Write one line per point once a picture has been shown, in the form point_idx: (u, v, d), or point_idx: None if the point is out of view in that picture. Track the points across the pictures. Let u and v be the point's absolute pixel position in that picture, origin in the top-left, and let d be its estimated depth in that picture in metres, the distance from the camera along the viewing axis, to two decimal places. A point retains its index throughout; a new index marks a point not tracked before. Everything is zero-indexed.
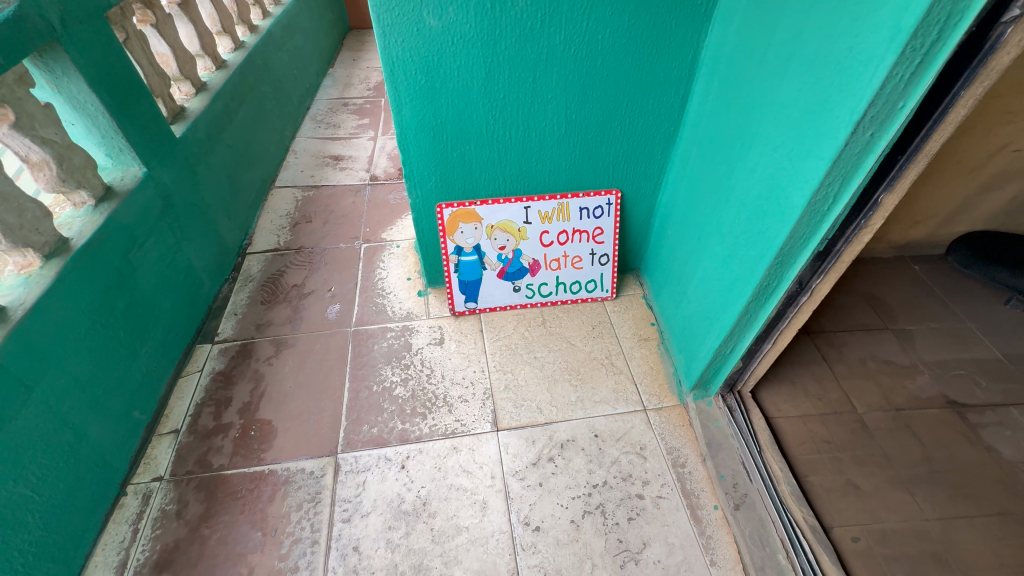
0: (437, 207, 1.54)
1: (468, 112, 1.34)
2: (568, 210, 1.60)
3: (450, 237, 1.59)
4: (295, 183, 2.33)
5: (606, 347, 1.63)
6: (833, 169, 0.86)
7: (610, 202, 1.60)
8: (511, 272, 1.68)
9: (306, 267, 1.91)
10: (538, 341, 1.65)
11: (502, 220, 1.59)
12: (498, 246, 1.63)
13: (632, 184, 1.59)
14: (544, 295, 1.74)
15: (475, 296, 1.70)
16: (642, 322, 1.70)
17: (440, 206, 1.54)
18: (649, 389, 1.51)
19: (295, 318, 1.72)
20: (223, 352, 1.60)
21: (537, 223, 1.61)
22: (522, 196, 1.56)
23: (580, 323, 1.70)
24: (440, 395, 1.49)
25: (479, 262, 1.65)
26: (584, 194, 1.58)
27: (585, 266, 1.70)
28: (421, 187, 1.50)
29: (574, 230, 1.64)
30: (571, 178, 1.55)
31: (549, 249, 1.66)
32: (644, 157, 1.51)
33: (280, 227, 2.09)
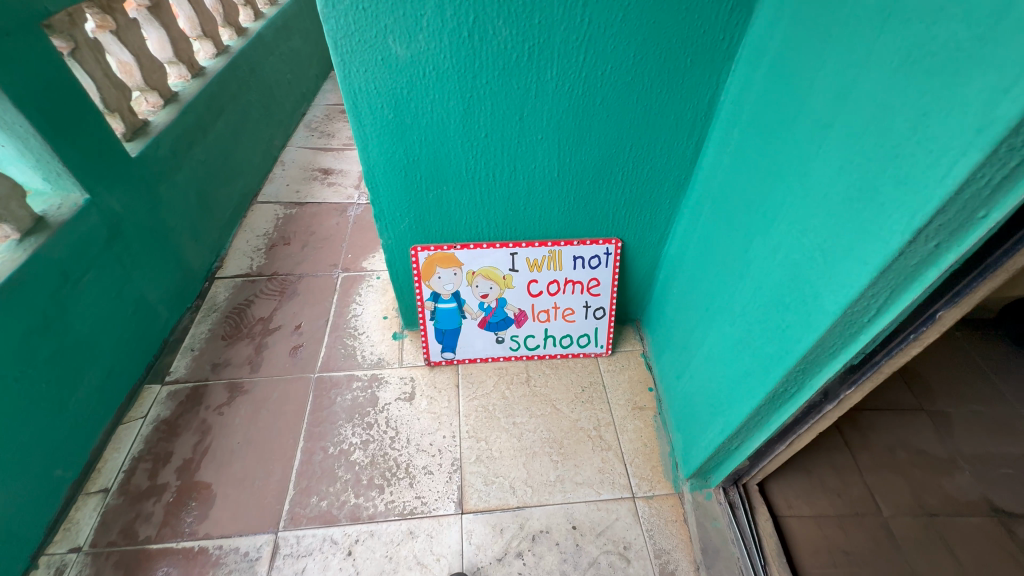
0: (412, 250, 1.37)
1: (445, 151, 1.16)
2: (561, 259, 1.41)
3: (426, 282, 1.42)
4: (279, 199, 2.18)
5: (595, 416, 1.44)
6: (881, 279, 0.66)
7: (609, 251, 1.41)
8: (494, 322, 1.50)
9: (276, 297, 1.76)
10: (520, 403, 1.46)
11: (485, 266, 1.41)
12: (479, 294, 1.45)
13: (635, 233, 1.39)
14: (531, 348, 1.55)
15: (454, 346, 1.53)
16: (639, 387, 1.50)
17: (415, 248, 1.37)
18: (640, 471, 1.32)
19: (256, 358, 1.56)
20: (172, 396, 1.46)
21: (525, 271, 1.43)
22: (509, 241, 1.38)
23: (568, 384, 1.51)
24: (402, 463, 1.33)
25: (459, 310, 1.47)
26: (579, 241, 1.39)
27: (577, 319, 1.51)
28: (394, 229, 1.33)
29: (566, 281, 1.45)
30: (564, 224, 1.36)
31: (538, 299, 1.47)
32: (649, 206, 1.32)
33: (254, 249, 1.94)
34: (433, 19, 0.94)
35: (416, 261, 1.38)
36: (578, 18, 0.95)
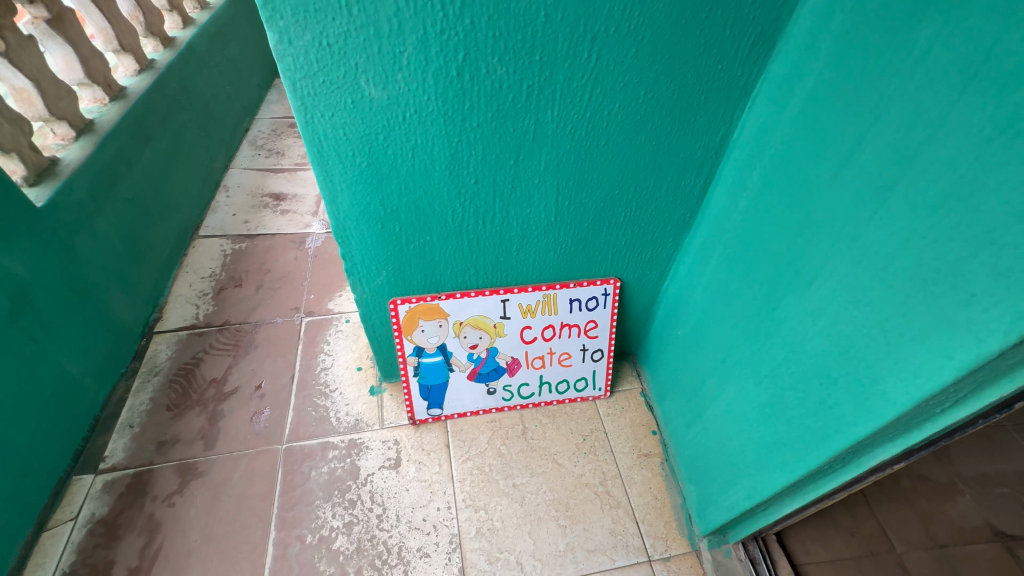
0: (390, 304, 1.21)
1: (429, 200, 1.01)
2: (556, 302, 1.29)
3: (407, 337, 1.26)
4: (224, 232, 1.93)
5: (600, 468, 1.34)
6: (969, 376, 0.58)
7: (608, 291, 1.30)
8: (484, 373, 1.36)
9: (230, 353, 1.54)
10: (518, 461, 1.34)
11: (473, 315, 1.27)
12: (468, 345, 1.31)
13: (634, 272, 1.29)
14: (525, 396, 1.43)
15: (440, 402, 1.38)
16: (642, 431, 1.42)
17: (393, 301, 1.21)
18: (653, 530, 1.23)
19: (211, 430, 1.36)
20: (109, 487, 1.23)
21: (517, 317, 1.30)
22: (499, 287, 1.24)
23: (567, 434, 1.40)
24: (393, 547, 1.17)
25: (445, 363, 1.32)
26: (576, 284, 1.27)
27: (574, 363, 1.40)
28: (370, 284, 1.17)
29: (562, 325, 1.33)
30: (559, 268, 1.24)
31: (532, 346, 1.35)
32: (651, 245, 1.21)
33: (199, 294, 1.70)
34: (416, 56, 0.79)
35: (396, 315, 1.22)
36: (584, 55, 0.82)
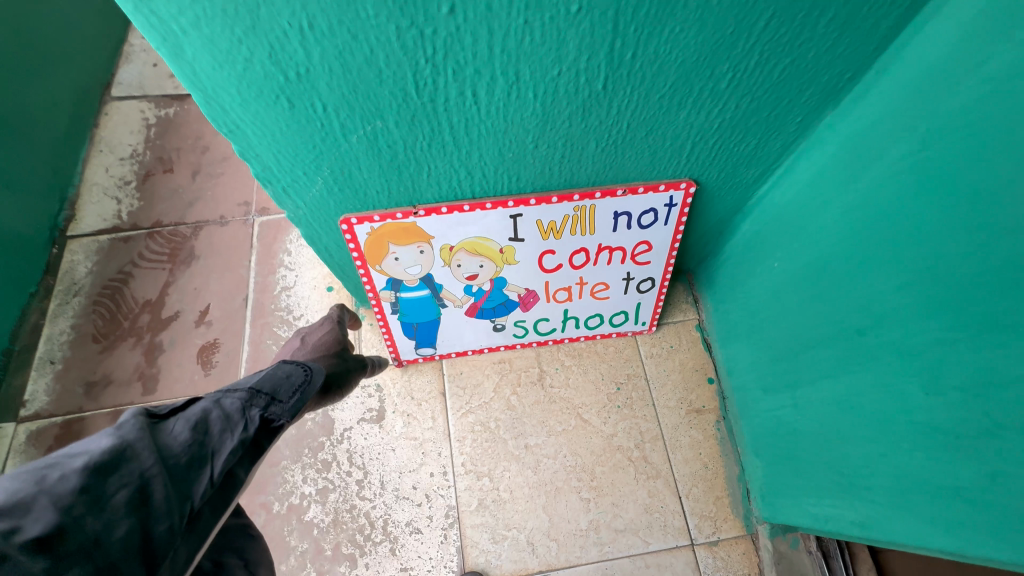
0: (342, 224, 0.80)
1: (366, 52, 0.54)
2: (594, 219, 0.85)
3: (375, 268, 0.87)
4: (144, 91, 1.43)
5: (636, 428, 1.05)
6: None
7: (676, 201, 0.85)
8: (488, 309, 1.00)
9: (164, 266, 1.20)
10: (532, 415, 1.05)
11: (469, 237, 0.85)
12: (464, 277, 0.91)
13: (720, 173, 0.82)
14: (543, 334, 1.08)
15: (431, 342, 1.05)
16: (695, 380, 1.09)
17: (345, 218, 0.79)
18: (700, 508, 0.98)
19: (149, 369, 1.09)
20: (35, 440, 1.02)
21: (535, 240, 0.87)
22: (507, 198, 0.80)
23: (597, 382, 1.08)
24: (377, 520, 0.97)
25: (434, 299, 0.95)
26: (627, 192, 0.82)
27: (612, 296, 1.02)
28: (302, 196, 0.75)
29: (601, 248, 0.91)
30: (603, 168, 0.78)
31: (554, 275, 0.95)
32: (760, 132, 0.73)
33: (119, 183, 1.30)
34: None
35: (352, 238, 0.82)
36: None
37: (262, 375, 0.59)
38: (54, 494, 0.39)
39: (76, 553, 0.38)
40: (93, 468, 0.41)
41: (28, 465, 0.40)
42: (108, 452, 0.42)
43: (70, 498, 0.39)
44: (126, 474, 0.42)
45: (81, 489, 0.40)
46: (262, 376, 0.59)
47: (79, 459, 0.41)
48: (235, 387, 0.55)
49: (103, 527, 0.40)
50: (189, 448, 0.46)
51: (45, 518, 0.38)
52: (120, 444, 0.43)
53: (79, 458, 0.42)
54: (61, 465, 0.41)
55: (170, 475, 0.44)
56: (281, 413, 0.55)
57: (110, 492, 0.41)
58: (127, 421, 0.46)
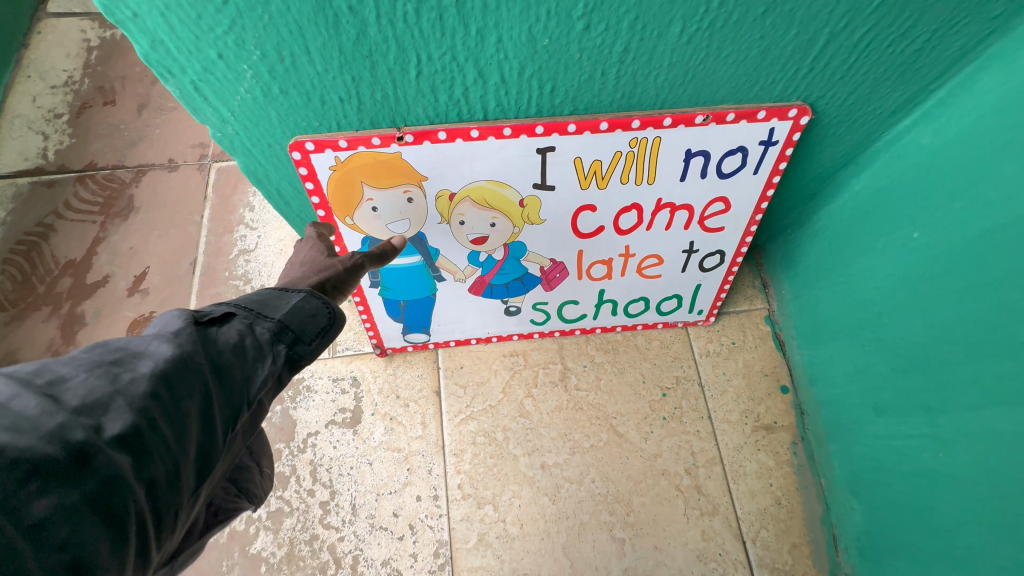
0: (290, 151, 0.55)
1: None
2: (656, 161, 0.59)
3: (344, 222, 0.62)
4: (86, 8, 1.18)
5: (686, 448, 0.80)
6: None
7: (777, 138, 0.58)
8: (500, 286, 0.75)
9: (95, 218, 0.96)
10: (552, 426, 0.81)
11: (476, 181, 0.60)
12: (468, 240, 0.66)
13: (847, 96, 0.57)
14: (569, 321, 0.83)
15: (424, 326, 0.81)
16: (764, 389, 0.84)
17: (295, 142, 0.54)
18: (771, 558, 0.74)
19: (65, 346, 0.86)
20: None
21: (569, 191, 0.62)
22: (534, 121, 0.55)
23: (636, 387, 0.84)
24: (345, 557, 0.73)
25: (427, 269, 0.70)
26: (711, 119, 0.56)
27: (665, 275, 0.76)
28: (225, 98, 0.49)
29: (660, 206, 0.65)
30: (682, 77, 0.52)
31: (590, 243, 0.70)
32: (930, 17, 0.48)
33: (48, 116, 1.05)
34: None
35: (309, 174, 0.57)
36: None
37: (308, 293, 0.43)
38: (129, 396, 0.31)
39: (156, 454, 0.31)
40: (163, 375, 0.33)
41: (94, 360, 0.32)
42: (173, 360, 0.34)
43: (145, 401, 0.32)
44: (194, 384, 0.34)
45: (151, 396, 0.32)
46: (304, 297, 0.43)
47: (147, 362, 0.33)
48: (272, 300, 0.42)
49: (175, 438, 0.32)
50: (250, 366, 0.38)
51: (123, 418, 0.30)
52: (182, 351, 0.35)
53: (146, 360, 0.33)
54: (128, 364, 0.33)
55: (228, 391, 0.36)
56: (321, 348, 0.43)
57: (178, 399, 0.33)
58: (181, 325, 0.36)
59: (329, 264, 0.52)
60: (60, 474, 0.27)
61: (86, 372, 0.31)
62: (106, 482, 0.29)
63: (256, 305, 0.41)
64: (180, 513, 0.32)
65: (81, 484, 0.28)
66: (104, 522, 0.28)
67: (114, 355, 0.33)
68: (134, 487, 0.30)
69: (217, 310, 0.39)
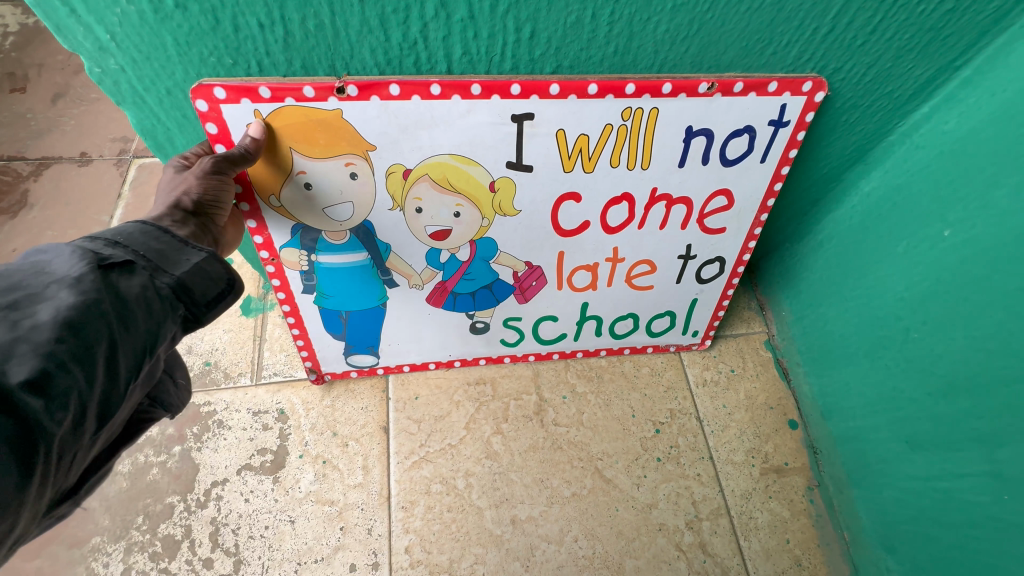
0: (193, 98, 0.42)
1: None
2: (653, 139, 0.49)
3: (268, 203, 0.49)
4: None
5: (687, 496, 0.66)
6: None
7: (788, 118, 0.50)
8: (465, 297, 0.61)
9: None
10: (524, 471, 0.66)
11: (436, 154, 0.48)
12: (427, 234, 0.53)
13: (866, 70, 0.50)
14: (547, 342, 0.71)
15: (370, 346, 0.66)
16: (772, 424, 0.72)
17: (199, 86, 0.42)
18: None
19: None
20: None
21: (549, 174, 0.51)
22: (510, 78, 0.44)
23: (624, 422, 0.71)
24: None
25: (371, 271, 0.56)
26: (717, 88, 0.47)
27: (657, 287, 0.65)
28: (102, 14, 0.38)
29: (654, 199, 0.54)
30: (687, 28, 0.44)
31: (572, 244, 0.58)
32: None
33: None
34: None
35: (220, 133, 0.44)
36: None
37: (210, 254, 0.39)
38: (34, 343, 0.30)
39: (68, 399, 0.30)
40: (67, 320, 0.31)
41: None
42: (81, 308, 0.32)
43: (53, 346, 0.30)
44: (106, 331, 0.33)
45: (58, 340, 0.31)
46: (205, 258, 0.39)
47: (49, 307, 0.31)
48: (170, 253, 0.38)
49: (88, 380, 0.31)
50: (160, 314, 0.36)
51: (29, 363, 0.29)
52: (86, 298, 0.32)
53: (45, 305, 0.31)
54: (26, 309, 0.31)
55: (134, 342, 0.35)
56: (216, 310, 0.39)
57: (86, 347, 0.32)
58: (83, 270, 0.33)
59: (183, 178, 0.43)
60: None
61: None
62: (19, 424, 0.28)
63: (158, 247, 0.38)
64: (80, 454, 0.32)
65: None
66: (16, 463, 0.28)
67: (7, 296, 0.31)
68: (47, 428, 0.29)
69: (115, 254, 0.35)
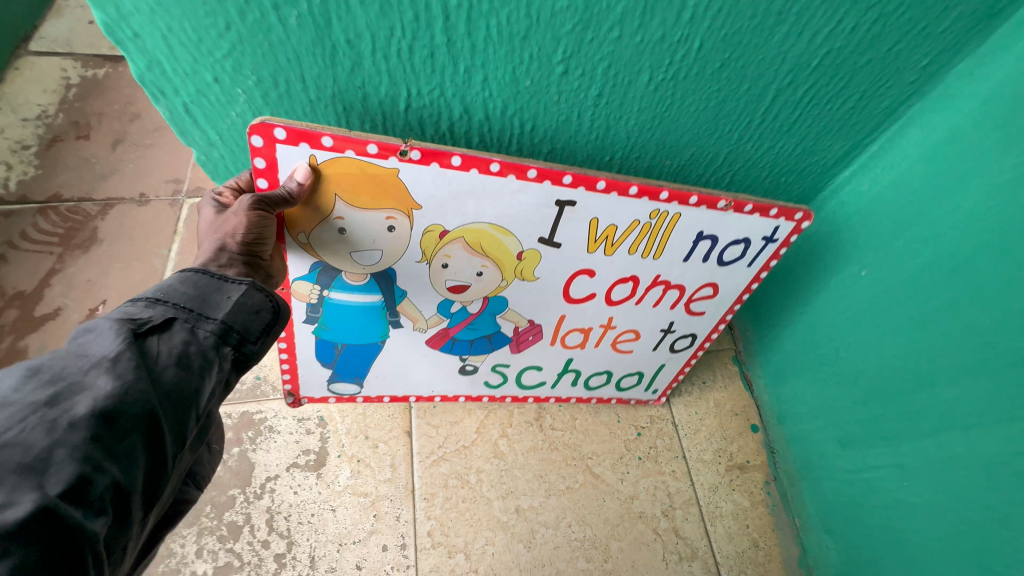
0: (251, 129, 0.48)
1: None
2: (670, 234, 0.61)
3: (295, 238, 0.57)
4: (70, 48, 1.19)
5: (664, 489, 0.79)
6: None
7: (778, 237, 0.63)
8: (464, 340, 0.72)
9: (53, 248, 0.92)
10: (526, 468, 0.79)
11: (478, 222, 0.58)
12: (446, 282, 0.64)
13: (795, 146, 0.62)
14: (525, 387, 0.81)
15: (354, 376, 0.75)
16: (737, 428, 0.85)
17: (257, 124, 0.49)
18: None
19: None
20: None
21: (575, 250, 0.62)
22: (562, 168, 0.55)
23: (611, 426, 0.83)
24: None
25: (381, 311, 0.67)
26: (732, 206, 0.59)
27: (636, 351, 0.77)
28: (214, 120, 0.51)
29: (654, 282, 0.67)
30: (652, 122, 0.56)
31: (574, 309, 0.70)
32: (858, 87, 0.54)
33: (16, 147, 1.03)
34: None
35: (267, 168, 0.51)
36: None
37: (249, 288, 0.47)
38: (72, 444, 0.33)
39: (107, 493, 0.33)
40: (104, 409, 0.35)
41: (30, 406, 0.33)
42: (116, 396, 0.35)
43: (91, 442, 0.33)
44: (140, 413, 0.36)
45: (93, 438, 0.34)
46: (245, 292, 0.47)
47: (87, 399, 0.35)
48: (211, 295, 0.45)
49: (123, 471, 0.34)
50: (192, 381, 0.41)
51: (68, 468, 0.32)
52: (122, 382, 0.36)
53: (84, 397, 0.35)
54: (63, 404, 0.34)
55: (170, 412, 0.39)
56: (259, 343, 0.47)
57: (122, 435, 0.35)
58: (117, 350, 0.38)
59: (230, 221, 0.52)
60: (28, 528, 0.29)
61: (23, 422, 0.32)
62: (66, 533, 0.31)
63: (196, 304, 0.44)
64: (128, 541, 0.35)
65: (44, 534, 0.30)
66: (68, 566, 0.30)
67: (47, 391, 0.34)
68: (90, 531, 0.32)
69: (146, 330, 0.40)
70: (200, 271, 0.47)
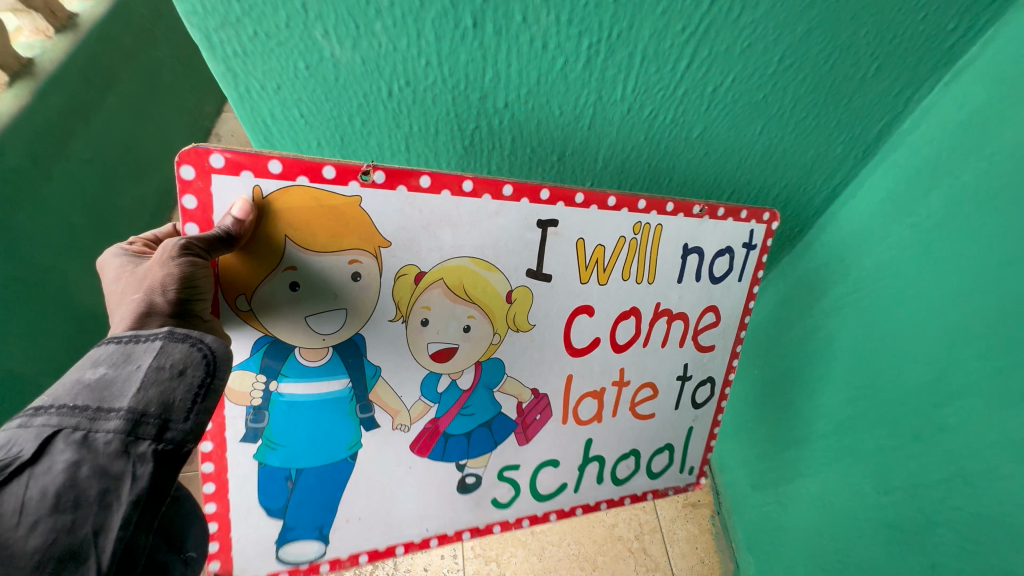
0: (184, 157, 0.52)
1: None
2: (657, 249, 0.70)
3: (234, 304, 0.56)
4: None
5: (637, 519, 1.11)
6: None
7: (756, 241, 0.76)
8: (454, 433, 0.70)
9: None
10: None
11: (459, 258, 0.63)
12: (432, 345, 0.65)
13: None
14: (547, 497, 0.78)
15: (315, 521, 0.66)
16: None
17: (190, 154, 0.52)
18: None
19: None
20: None
21: (568, 281, 0.68)
22: (545, 183, 0.63)
23: None
24: None
25: (343, 404, 0.64)
26: (706, 212, 0.71)
27: (657, 415, 0.81)
28: None
29: (654, 316, 0.74)
30: None
31: (579, 365, 0.73)
32: None
33: None
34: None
35: (200, 202, 0.53)
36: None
37: (163, 345, 0.44)
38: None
39: None
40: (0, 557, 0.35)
41: None
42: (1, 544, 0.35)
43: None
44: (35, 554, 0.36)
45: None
46: (156, 354, 0.44)
47: None
48: (105, 391, 0.42)
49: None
50: (86, 501, 0.38)
51: None
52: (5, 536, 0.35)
53: None
54: None
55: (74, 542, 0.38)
56: (185, 415, 0.43)
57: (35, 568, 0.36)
58: None
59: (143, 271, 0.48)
60: None
61: None
62: None
63: (91, 401, 0.41)
64: None
65: None
66: None
67: None
68: None
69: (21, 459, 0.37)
70: (114, 345, 0.44)
